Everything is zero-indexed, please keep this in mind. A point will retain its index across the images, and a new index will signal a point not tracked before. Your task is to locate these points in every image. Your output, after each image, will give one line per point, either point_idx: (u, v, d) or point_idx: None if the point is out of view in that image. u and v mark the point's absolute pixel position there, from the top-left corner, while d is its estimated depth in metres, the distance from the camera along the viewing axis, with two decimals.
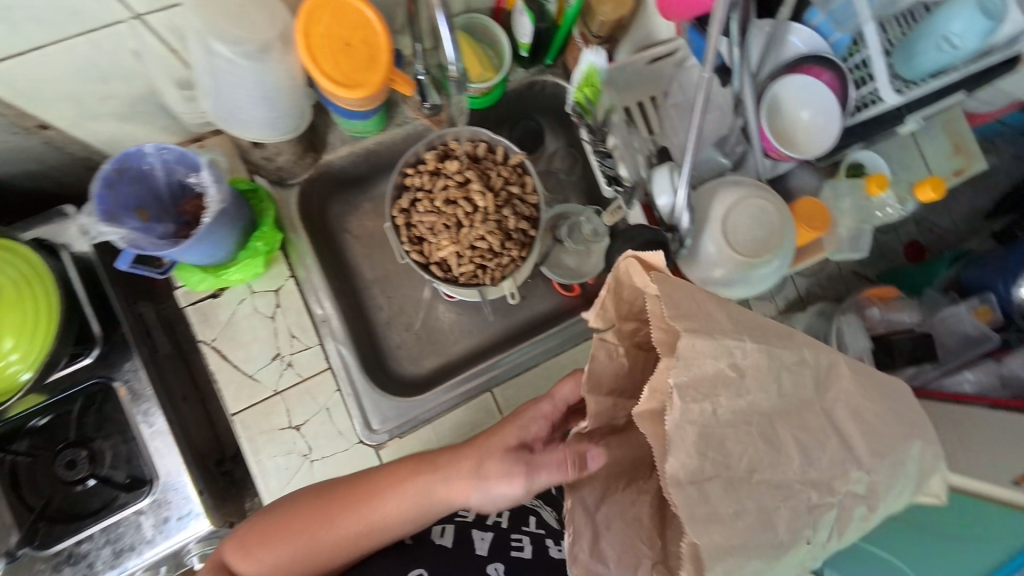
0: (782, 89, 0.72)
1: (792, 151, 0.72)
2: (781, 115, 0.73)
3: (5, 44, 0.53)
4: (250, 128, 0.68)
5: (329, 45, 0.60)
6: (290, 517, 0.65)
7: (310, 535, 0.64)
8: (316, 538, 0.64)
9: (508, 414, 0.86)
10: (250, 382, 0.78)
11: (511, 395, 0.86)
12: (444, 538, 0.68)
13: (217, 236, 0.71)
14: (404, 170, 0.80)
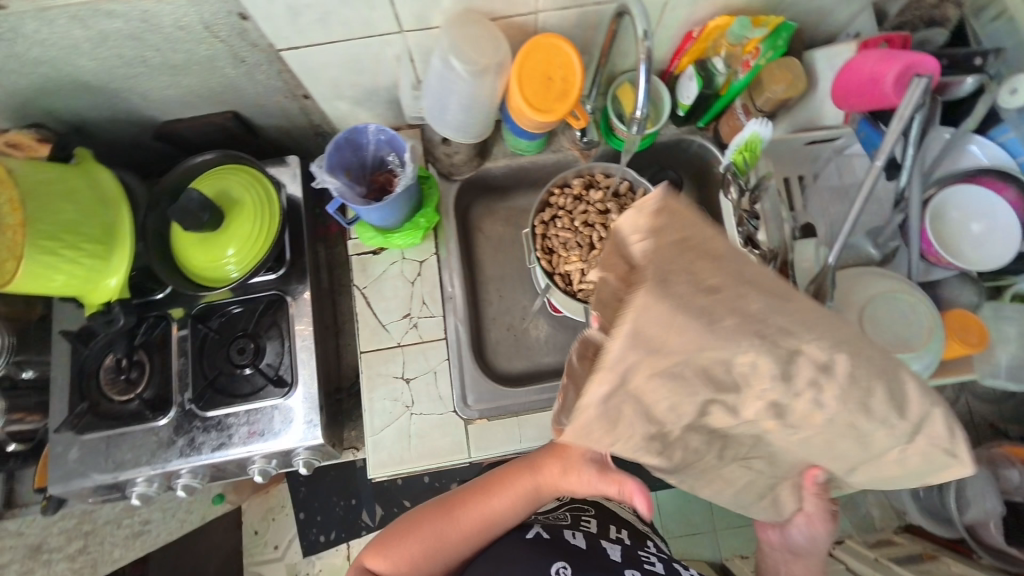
0: (954, 198, 0.74)
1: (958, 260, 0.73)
2: (949, 221, 0.74)
3: (317, 34, 0.75)
4: (448, 127, 0.84)
5: (535, 77, 0.74)
6: (420, 524, 0.77)
7: (432, 539, 0.76)
8: (438, 541, 0.76)
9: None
10: (380, 330, 0.91)
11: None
12: (576, 540, 0.80)
13: (397, 205, 0.88)
14: (553, 189, 0.90)
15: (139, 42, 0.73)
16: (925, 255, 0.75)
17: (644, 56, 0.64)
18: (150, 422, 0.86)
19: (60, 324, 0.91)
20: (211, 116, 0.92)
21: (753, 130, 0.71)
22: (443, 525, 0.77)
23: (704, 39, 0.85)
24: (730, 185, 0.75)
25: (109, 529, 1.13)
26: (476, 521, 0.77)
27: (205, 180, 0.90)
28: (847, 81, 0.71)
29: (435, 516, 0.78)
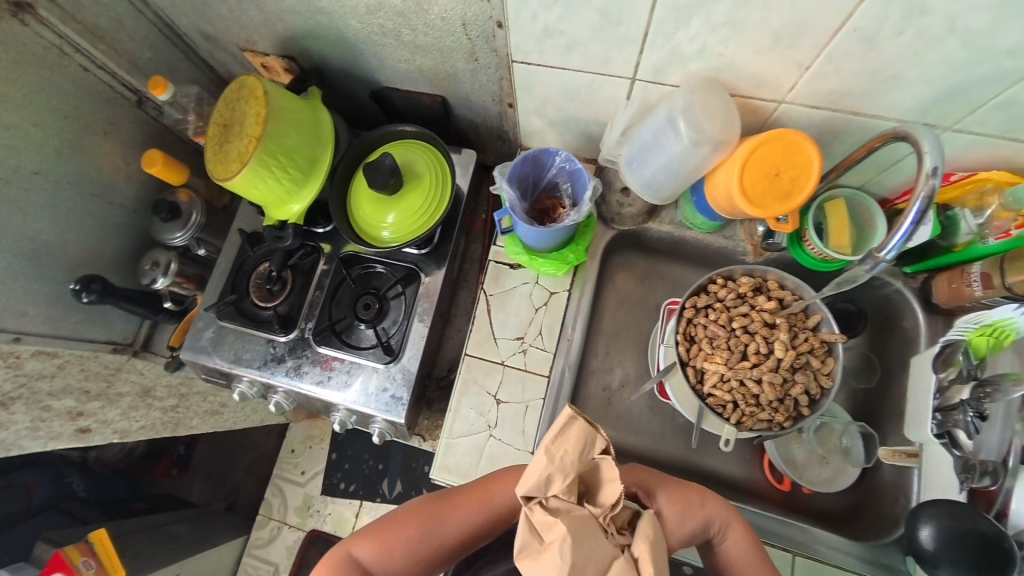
0: None
1: None
2: None
3: (555, 58, 0.77)
4: (639, 180, 0.82)
5: (760, 167, 0.68)
6: (410, 511, 0.67)
7: (433, 528, 0.66)
8: (438, 529, 0.66)
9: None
10: (490, 341, 0.92)
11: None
12: None
13: (557, 234, 0.87)
14: (717, 278, 0.83)
15: (403, 19, 0.79)
16: None
17: (926, 194, 0.54)
18: (273, 335, 0.95)
19: (237, 223, 1.04)
20: (424, 95, 0.99)
21: (1006, 315, 0.60)
22: (440, 511, 0.67)
23: (964, 185, 0.74)
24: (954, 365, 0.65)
25: (197, 399, 1.29)
26: (474, 513, 0.67)
27: (394, 148, 0.96)
28: None
29: (443, 505, 0.68)
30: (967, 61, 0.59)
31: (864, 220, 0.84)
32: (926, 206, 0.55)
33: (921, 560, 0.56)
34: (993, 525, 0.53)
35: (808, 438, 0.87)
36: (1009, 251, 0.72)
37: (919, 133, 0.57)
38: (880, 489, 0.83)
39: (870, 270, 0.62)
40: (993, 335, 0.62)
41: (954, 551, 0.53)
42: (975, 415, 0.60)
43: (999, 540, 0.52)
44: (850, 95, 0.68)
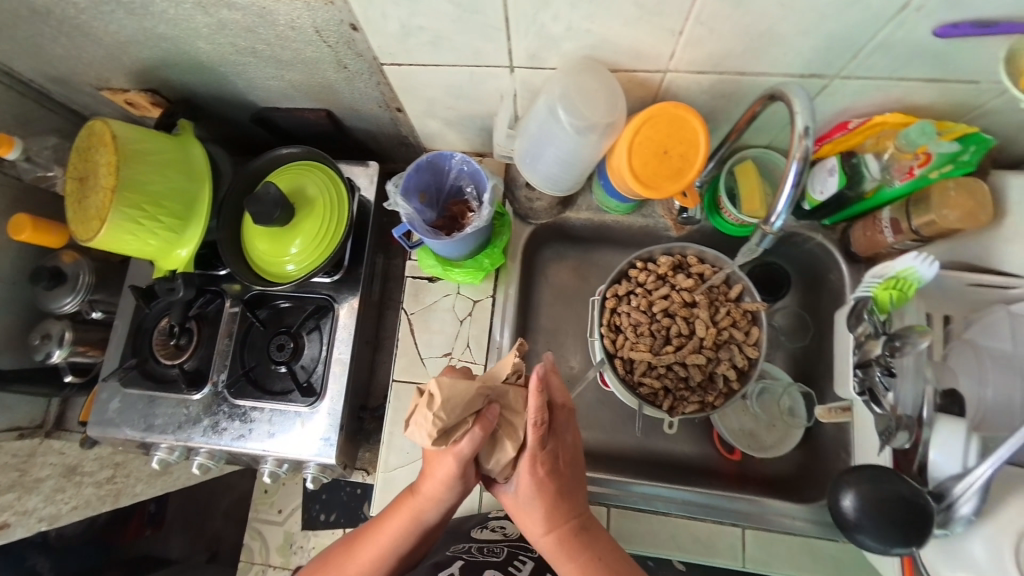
0: None
1: None
2: None
3: (423, 57, 0.71)
4: (537, 176, 0.78)
5: (650, 146, 0.67)
6: (393, 509, 0.65)
7: (418, 511, 0.63)
8: (422, 508, 0.63)
9: None
10: (417, 363, 0.87)
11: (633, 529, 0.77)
12: None
13: (465, 243, 0.82)
14: (636, 262, 0.79)
15: (252, 34, 0.73)
16: None
17: (801, 156, 0.53)
18: (184, 394, 0.88)
19: (131, 280, 0.96)
20: (307, 111, 0.92)
21: (907, 265, 0.58)
22: (363, 550, 0.64)
23: (863, 131, 0.70)
24: (863, 321, 0.64)
25: (136, 464, 1.20)
26: (392, 545, 0.63)
27: (284, 174, 0.90)
28: None
29: (417, 495, 0.63)
30: (836, 6, 0.55)
31: (777, 178, 0.82)
32: (802, 168, 0.54)
33: (843, 526, 0.55)
34: (910, 485, 0.51)
35: (753, 408, 0.85)
36: (915, 191, 0.70)
37: (791, 92, 0.56)
38: (824, 448, 0.81)
39: (761, 242, 0.62)
40: (898, 288, 0.61)
41: (875, 517, 0.52)
42: (885, 373, 0.59)
43: (919, 500, 0.50)
44: (731, 56, 0.64)
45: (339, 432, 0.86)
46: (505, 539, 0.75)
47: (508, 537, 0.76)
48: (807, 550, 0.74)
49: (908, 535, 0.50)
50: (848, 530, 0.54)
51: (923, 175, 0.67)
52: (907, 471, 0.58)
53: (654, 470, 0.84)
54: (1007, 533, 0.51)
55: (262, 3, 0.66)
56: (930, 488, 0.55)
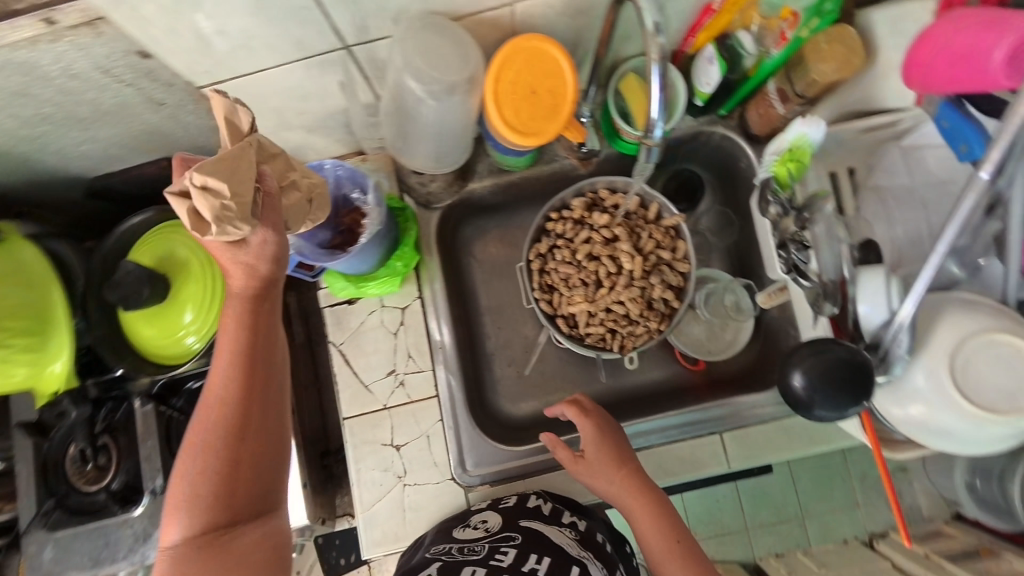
0: None
1: None
2: None
3: (242, 65, 0.61)
4: (417, 158, 0.70)
5: (516, 92, 0.61)
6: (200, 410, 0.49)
7: (228, 402, 0.49)
8: (257, 353, 0.50)
9: None
10: (364, 392, 0.80)
11: None
12: None
13: (366, 253, 0.74)
14: (549, 214, 0.75)
15: (28, 97, 0.60)
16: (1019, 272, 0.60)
17: (655, 56, 0.49)
18: (121, 515, 0.80)
19: (17, 417, 0.83)
20: (146, 165, 0.80)
21: (798, 132, 0.61)
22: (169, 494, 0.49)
23: (728, 9, 0.66)
24: (771, 203, 0.63)
25: None
26: (214, 455, 0.48)
27: (145, 244, 0.78)
28: (930, 52, 0.57)
29: (210, 409, 0.49)
30: None
31: None
32: (663, 71, 0.50)
33: (797, 406, 0.54)
34: (847, 347, 0.51)
35: (705, 315, 0.84)
36: (791, 56, 0.69)
37: None
38: (776, 331, 0.82)
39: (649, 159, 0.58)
40: (794, 159, 0.62)
41: (823, 386, 0.51)
42: (800, 248, 0.58)
43: (858, 358, 0.50)
44: None
45: (305, 488, 0.80)
46: (487, 534, 0.67)
47: (490, 530, 0.68)
48: (781, 430, 0.79)
49: (855, 393, 0.50)
50: (806, 412, 0.53)
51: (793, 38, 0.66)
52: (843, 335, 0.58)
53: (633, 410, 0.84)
54: (940, 361, 0.54)
55: (16, 56, 0.54)
56: (866, 342, 0.54)
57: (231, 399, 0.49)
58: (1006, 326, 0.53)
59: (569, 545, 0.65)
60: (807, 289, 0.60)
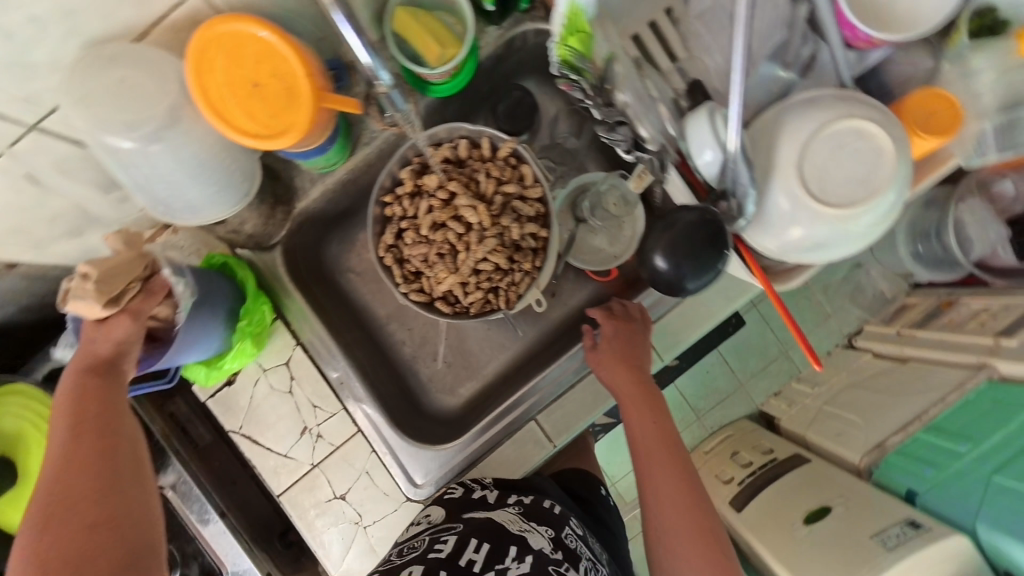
0: None
1: (891, 32, 0.53)
2: None
3: None
4: (195, 213, 0.60)
5: (237, 93, 0.49)
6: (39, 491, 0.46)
7: (60, 467, 0.47)
8: (90, 407, 0.50)
9: (559, 440, 0.75)
10: (286, 461, 0.72)
11: (566, 415, 0.75)
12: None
13: (203, 330, 0.65)
14: (383, 198, 0.68)
15: None
16: (847, 44, 0.56)
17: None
18: None
19: None
20: None
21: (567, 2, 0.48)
22: None
23: None
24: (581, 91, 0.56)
25: None
26: (39, 520, 0.44)
27: None
28: None
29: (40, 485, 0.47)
30: None
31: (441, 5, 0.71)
32: (346, 15, 0.45)
33: (672, 289, 0.54)
34: (698, 208, 0.50)
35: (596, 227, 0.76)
36: None
37: None
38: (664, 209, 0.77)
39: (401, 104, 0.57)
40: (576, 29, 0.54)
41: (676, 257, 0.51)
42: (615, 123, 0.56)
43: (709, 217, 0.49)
44: None
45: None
46: (429, 527, 0.63)
47: (433, 522, 0.64)
48: (699, 302, 0.75)
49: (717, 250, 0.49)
50: (677, 288, 0.53)
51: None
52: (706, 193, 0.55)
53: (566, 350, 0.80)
54: (794, 177, 0.50)
55: None
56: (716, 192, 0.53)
57: (65, 451, 0.48)
58: (844, 113, 0.49)
59: (509, 520, 0.63)
60: (647, 161, 0.57)
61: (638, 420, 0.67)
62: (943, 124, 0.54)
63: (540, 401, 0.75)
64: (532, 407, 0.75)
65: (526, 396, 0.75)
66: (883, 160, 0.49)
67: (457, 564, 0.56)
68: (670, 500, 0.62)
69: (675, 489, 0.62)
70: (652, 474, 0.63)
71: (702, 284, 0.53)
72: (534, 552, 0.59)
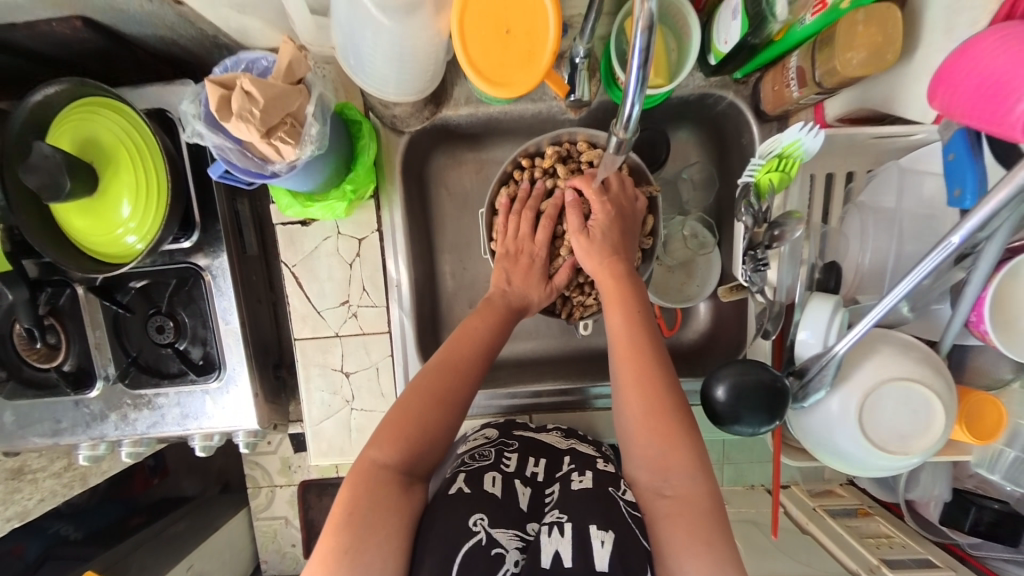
0: None
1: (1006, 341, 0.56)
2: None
3: None
4: (371, 86, 0.57)
5: (488, 29, 0.48)
6: None
7: None
8: None
9: None
10: (316, 318, 0.82)
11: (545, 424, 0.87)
12: (493, 487, 0.66)
13: (310, 171, 0.67)
14: (521, 161, 0.74)
15: None
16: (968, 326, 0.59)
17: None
18: (73, 396, 0.85)
19: None
20: (53, 22, 0.64)
21: (794, 137, 0.52)
22: None
23: None
24: (744, 209, 0.61)
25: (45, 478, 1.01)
26: None
27: (59, 131, 0.70)
28: (959, 87, 0.46)
29: None
30: None
31: (678, 25, 0.65)
32: (648, 41, 0.40)
33: (723, 420, 0.58)
34: (771, 372, 0.56)
35: (668, 263, 0.84)
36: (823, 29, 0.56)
37: None
38: (726, 319, 0.84)
39: (616, 149, 0.51)
40: (781, 168, 0.55)
41: (738, 411, 0.56)
42: (759, 265, 0.60)
43: (778, 386, 0.55)
44: None
45: (258, 397, 0.86)
46: (488, 441, 0.77)
47: (490, 438, 0.79)
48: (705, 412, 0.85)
49: (770, 411, 0.55)
50: (730, 425, 0.58)
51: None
52: (782, 363, 0.61)
53: (572, 367, 0.88)
54: (857, 393, 0.56)
55: None
56: (793, 368, 0.58)
57: None
58: (928, 380, 0.55)
59: (556, 441, 0.78)
60: (767, 306, 0.61)
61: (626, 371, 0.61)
62: (986, 422, 0.59)
63: (521, 386, 0.86)
64: (512, 389, 0.85)
65: (523, 390, 0.86)
66: (935, 414, 0.55)
67: (525, 474, 0.70)
68: (656, 440, 0.57)
69: (652, 412, 0.58)
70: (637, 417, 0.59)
71: (751, 434, 0.58)
72: (586, 463, 0.71)
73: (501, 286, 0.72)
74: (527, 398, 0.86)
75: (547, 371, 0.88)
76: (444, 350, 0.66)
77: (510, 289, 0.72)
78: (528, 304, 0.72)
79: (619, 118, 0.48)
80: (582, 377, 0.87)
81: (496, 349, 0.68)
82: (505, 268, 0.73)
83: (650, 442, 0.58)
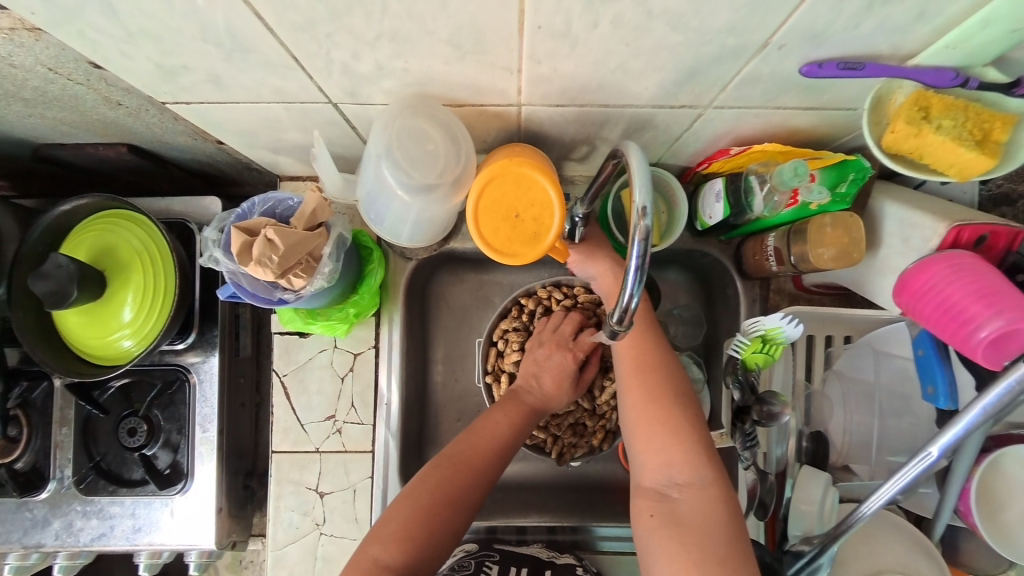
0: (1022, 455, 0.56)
1: (993, 536, 0.56)
2: (1010, 479, 0.56)
3: (212, 95, 0.53)
4: (390, 234, 0.62)
5: (497, 211, 0.54)
6: None
7: None
8: None
9: None
10: (298, 430, 0.80)
11: None
12: None
13: (321, 296, 0.69)
14: (519, 297, 0.78)
15: None
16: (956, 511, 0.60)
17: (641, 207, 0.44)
18: (19, 499, 0.78)
19: None
20: (103, 146, 0.70)
21: (775, 324, 0.58)
22: None
23: (746, 156, 0.61)
24: (732, 378, 0.64)
25: None
26: None
27: (79, 237, 0.73)
28: (931, 298, 0.51)
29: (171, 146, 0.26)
30: (691, 42, 0.43)
31: (667, 194, 0.70)
32: (645, 248, 0.45)
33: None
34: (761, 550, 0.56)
35: None
36: (795, 220, 0.63)
37: (634, 154, 0.46)
38: None
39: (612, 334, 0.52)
40: (765, 349, 0.61)
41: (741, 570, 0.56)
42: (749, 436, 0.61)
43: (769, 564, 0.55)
44: (588, 91, 0.50)
45: (222, 512, 0.81)
46: (469, 554, 0.73)
47: (470, 551, 0.74)
48: None
49: None
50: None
51: (835, 192, 0.59)
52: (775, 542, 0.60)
53: (558, 501, 0.84)
54: None
55: None
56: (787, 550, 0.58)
57: None
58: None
59: (539, 552, 0.74)
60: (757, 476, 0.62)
61: (633, 371, 0.60)
62: None
63: (504, 519, 0.81)
64: (492, 522, 0.81)
65: (506, 523, 0.81)
66: None
67: None
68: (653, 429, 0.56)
69: (647, 410, 0.57)
70: (644, 412, 0.57)
71: None
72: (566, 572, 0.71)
73: (528, 383, 0.72)
74: (510, 533, 0.82)
75: (532, 506, 0.83)
76: (462, 444, 0.65)
77: (536, 389, 0.72)
78: (550, 408, 0.72)
79: (618, 307, 0.48)
80: (568, 514, 0.83)
81: (515, 449, 0.67)
82: (536, 366, 0.73)
83: (653, 434, 0.56)
